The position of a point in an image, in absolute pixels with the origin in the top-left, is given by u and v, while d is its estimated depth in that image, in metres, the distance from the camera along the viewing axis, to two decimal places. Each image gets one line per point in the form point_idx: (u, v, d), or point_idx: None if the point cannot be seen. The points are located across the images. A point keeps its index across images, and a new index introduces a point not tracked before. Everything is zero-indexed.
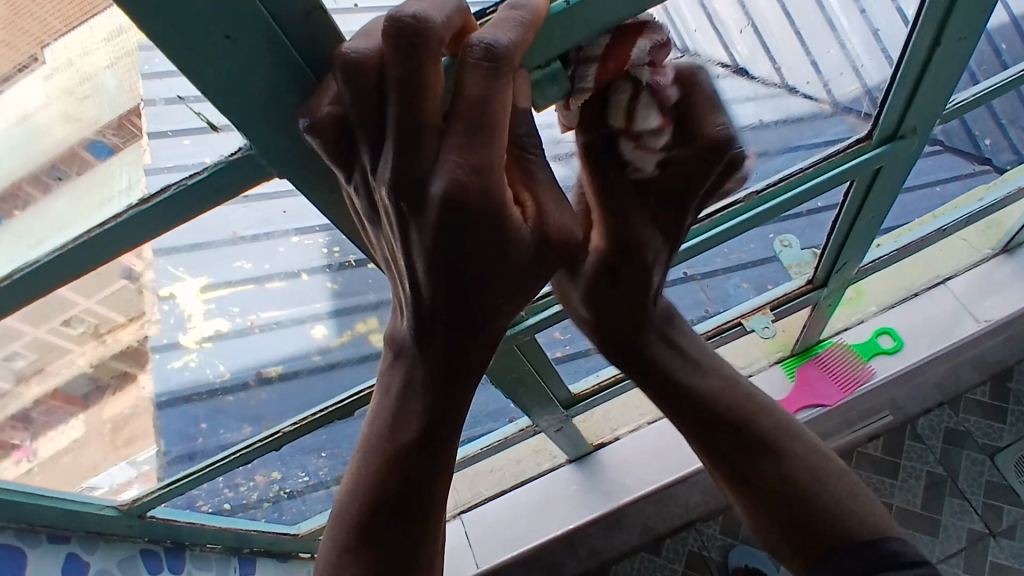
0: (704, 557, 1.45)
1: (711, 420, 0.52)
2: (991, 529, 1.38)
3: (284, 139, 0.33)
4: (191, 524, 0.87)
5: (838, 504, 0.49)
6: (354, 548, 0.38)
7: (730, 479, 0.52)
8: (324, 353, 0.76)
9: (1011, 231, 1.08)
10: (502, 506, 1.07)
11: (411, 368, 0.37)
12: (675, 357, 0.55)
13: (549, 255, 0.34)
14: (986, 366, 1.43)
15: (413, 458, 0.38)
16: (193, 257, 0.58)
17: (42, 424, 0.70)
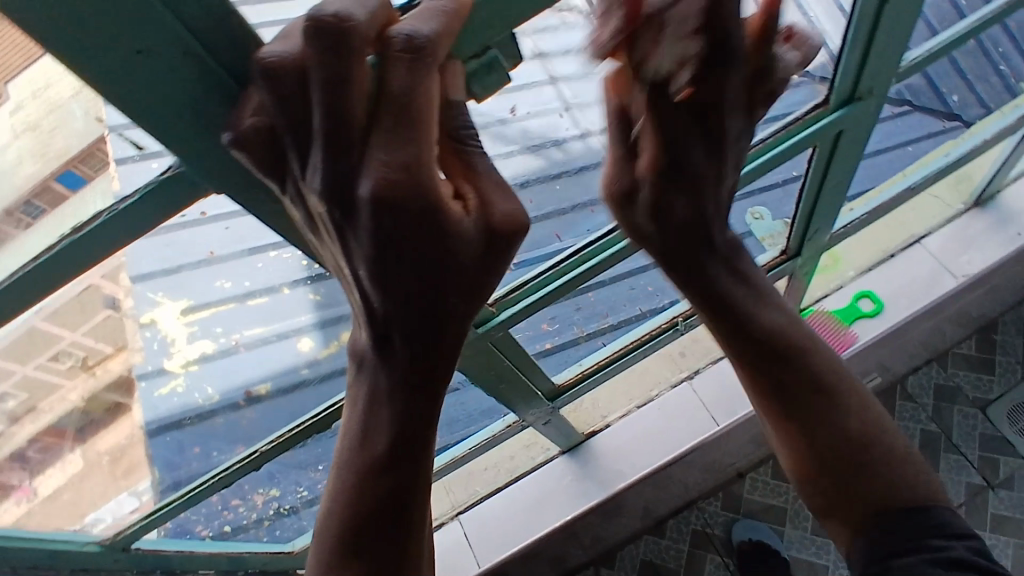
0: (707, 534, 1.46)
1: (766, 345, 0.47)
2: (989, 482, 1.40)
3: (215, 154, 0.32)
4: (180, 552, 0.86)
5: (894, 470, 0.45)
6: (337, 561, 0.37)
7: (784, 427, 0.48)
8: (311, 365, 0.75)
9: (981, 185, 1.09)
10: (500, 503, 1.06)
11: (373, 378, 0.36)
12: (738, 285, 0.49)
13: (501, 245, 0.32)
14: (970, 320, 1.44)
15: (385, 472, 0.37)
16: (170, 280, 0.59)
17: (38, 463, 0.69)
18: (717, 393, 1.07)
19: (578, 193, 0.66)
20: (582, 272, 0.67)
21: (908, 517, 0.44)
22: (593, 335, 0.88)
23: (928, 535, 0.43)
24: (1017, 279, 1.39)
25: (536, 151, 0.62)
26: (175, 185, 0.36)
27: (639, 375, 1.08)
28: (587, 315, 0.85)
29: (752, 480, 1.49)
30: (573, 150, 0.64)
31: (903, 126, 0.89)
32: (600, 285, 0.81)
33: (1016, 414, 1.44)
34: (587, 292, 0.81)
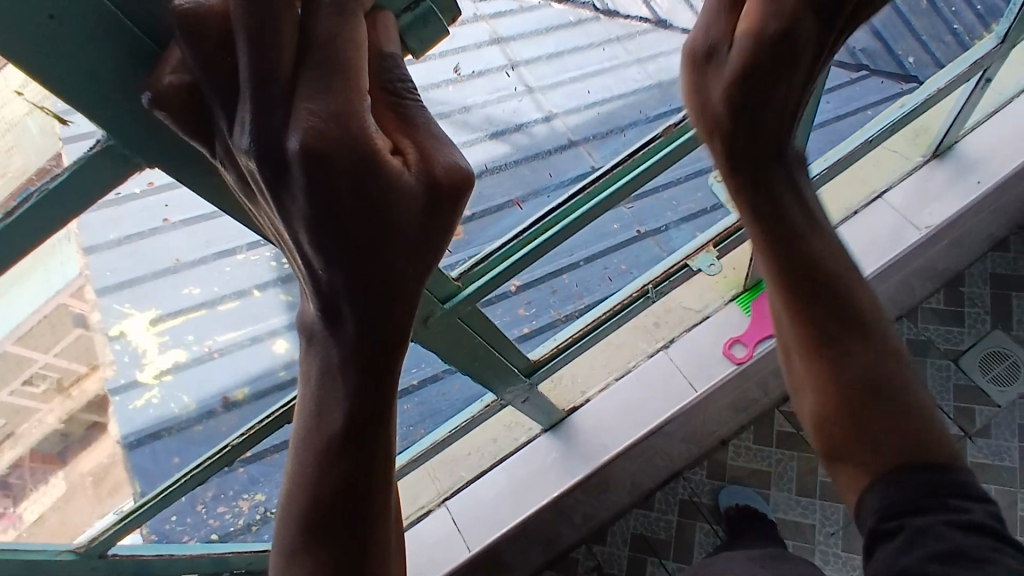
0: (695, 503, 1.47)
1: (816, 282, 0.47)
2: (967, 431, 1.43)
3: (144, 122, 0.33)
4: (159, 556, 0.81)
5: (918, 417, 0.47)
6: (305, 543, 0.39)
7: (819, 359, 0.48)
8: (288, 367, 0.76)
9: (938, 136, 1.11)
10: (486, 487, 1.06)
11: (324, 352, 0.37)
12: (796, 206, 0.49)
13: (445, 202, 0.32)
14: (936, 274, 1.47)
15: (341, 454, 0.38)
16: (138, 289, 0.63)
17: (22, 488, 0.68)
18: (695, 358, 1.08)
19: (538, 178, 0.73)
20: (549, 241, 0.67)
21: (932, 474, 0.46)
22: (570, 320, 0.91)
23: (943, 495, 0.46)
24: (979, 231, 1.42)
25: (500, 136, 0.70)
26: (100, 166, 0.36)
27: (614, 348, 1.10)
28: (563, 297, 0.89)
29: (735, 446, 1.51)
30: (538, 134, 0.73)
31: (861, 91, 0.94)
32: (572, 268, 0.87)
33: (987, 362, 1.48)
34: (562, 275, 0.87)
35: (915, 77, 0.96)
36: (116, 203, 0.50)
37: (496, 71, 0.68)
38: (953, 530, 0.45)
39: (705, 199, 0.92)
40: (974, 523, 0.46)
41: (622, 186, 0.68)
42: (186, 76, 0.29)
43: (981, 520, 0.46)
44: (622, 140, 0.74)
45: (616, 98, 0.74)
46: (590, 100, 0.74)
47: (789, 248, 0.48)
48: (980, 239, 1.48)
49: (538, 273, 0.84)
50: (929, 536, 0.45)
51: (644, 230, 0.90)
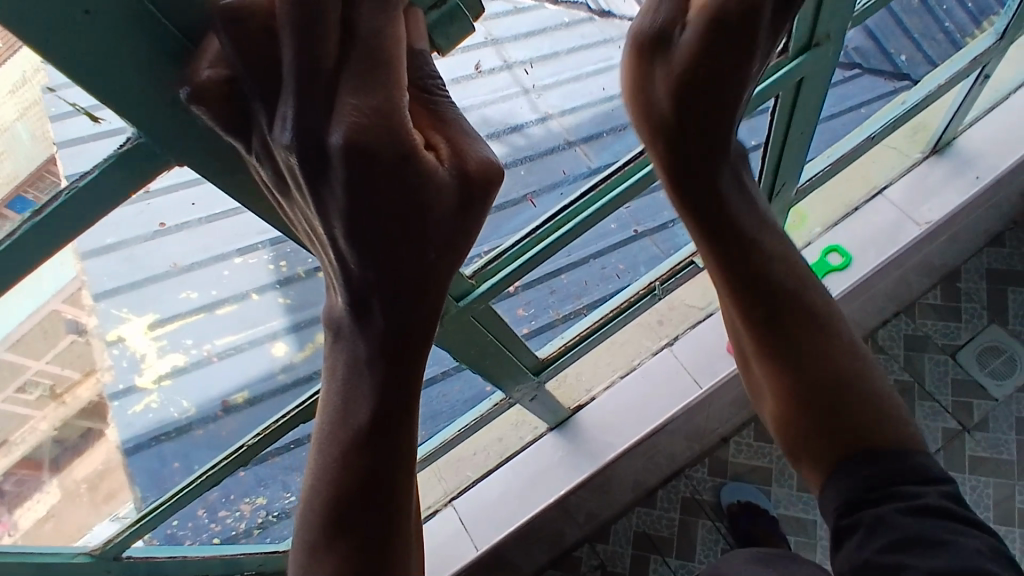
0: (697, 500, 1.48)
1: (764, 293, 0.54)
2: (966, 425, 1.44)
3: (175, 118, 0.34)
4: (173, 557, 0.82)
5: (868, 401, 0.52)
6: (326, 538, 0.40)
7: (768, 350, 0.54)
8: (288, 370, 0.76)
9: (937, 130, 1.11)
10: (491, 487, 1.06)
11: (353, 347, 0.39)
12: (744, 210, 0.56)
13: (472, 194, 0.36)
14: (934, 270, 1.48)
15: (367, 446, 0.39)
16: (134, 294, 0.62)
17: (16, 496, 0.67)
18: (700, 355, 1.08)
19: (540, 177, 0.73)
20: (561, 239, 0.68)
21: (886, 459, 0.51)
22: (570, 319, 0.91)
23: (894, 481, 0.50)
24: (975, 226, 1.43)
25: (498, 138, 0.68)
26: (131, 163, 0.36)
27: (617, 346, 1.10)
28: (562, 297, 0.88)
29: (737, 443, 1.51)
30: (534, 135, 0.72)
31: (854, 89, 0.93)
32: (572, 268, 0.86)
33: (984, 356, 1.49)
34: (561, 275, 0.86)
35: (909, 74, 0.96)
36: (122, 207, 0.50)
37: (494, 73, 0.66)
38: (907, 517, 0.50)
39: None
40: (929, 508, 0.49)
41: (633, 183, 0.69)
42: (225, 71, 0.31)
43: (935, 503, 0.50)
44: (622, 140, 0.75)
45: (616, 96, 0.74)
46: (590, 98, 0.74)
47: (737, 272, 0.54)
48: (976, 235, 1.49)
49: (538, 273, 0.83)
50: (883, 522, 0.50)
51: (642, 229, 0.90)
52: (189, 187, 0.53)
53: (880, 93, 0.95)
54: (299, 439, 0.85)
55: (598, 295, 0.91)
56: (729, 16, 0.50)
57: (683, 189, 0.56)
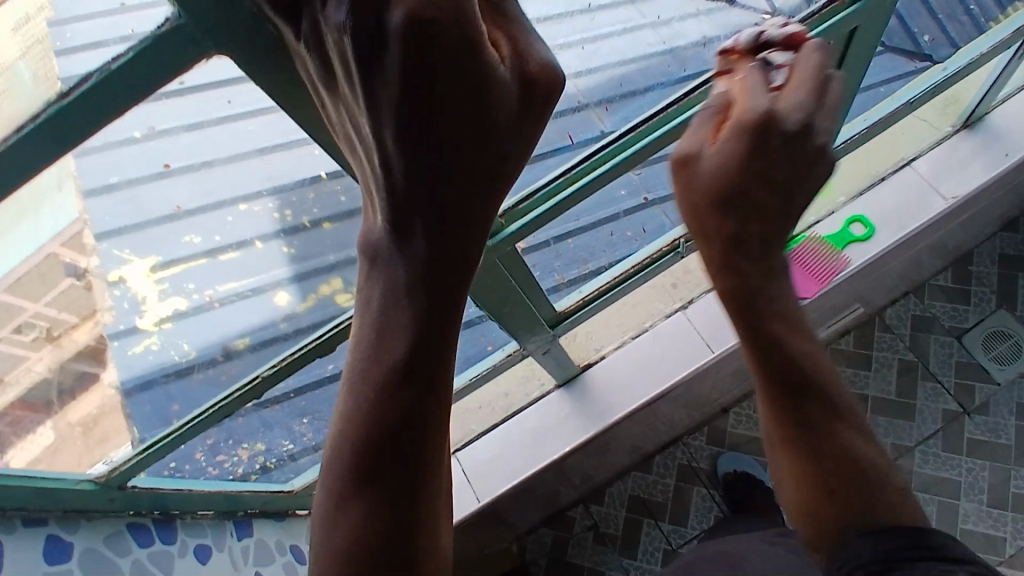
0: (694, 468, 1.48)
1: (794, 387, 0.47)
2: (965, 408, 1.45)
3: (230, 6, 0.34)
4: (178, 491, 0.79)
5: (882, 499, 0.46)
6: (355, 480, 0.39)
7: (792, 434, 0.47)
8: (290, 319, 0.75)
9: (969, 106, 1.09)
10: (493, 441, 1.06)
11: (390, 269, 0.41)
12: (779, 309, 0.48)
13: (522, 95, 0.39)
14: (946, 252, 1.45)
15: (402, 383, 0.40)
16: (138, 237, 0.62)
17: (10, 435, 0.66)
18: (712, 320, 1.07)
19: (551, 137, 0.70)
20: (594, 180, 0.68)
21: (894, 535, 0.45)
22: (574, 283, 0.89)
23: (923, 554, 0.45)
24: (992, 210, 1.40)
25: None
26: (164, 49, 0.36)
27: (629, 308, 1.08)
28: (567, 261, 0.86)
29: (736, 415, 1.51)
30: None
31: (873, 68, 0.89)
32: (580, 232, 0.84)
33: (990, 340, 1.48)
34: (568, 239, 0.84)
35: (931, 56, 0.91)
36: (112, 146, 0.51)
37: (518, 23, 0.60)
38: None
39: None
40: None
41: (672, 128, 0.67)
42: None
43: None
44: (643, 100, 0.72)
45: (633, 61, 0.70)
46: (606, 64, 0.69)
47: (771, 360, 0.47)
48: (993, 217, 1.46)
49: (543, 237, 0.80)
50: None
51: (652, 198, 0.85)
52: (189, 131, 0.56)
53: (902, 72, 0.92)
54: (299, 388, 0.84)
55: (605, 261, 0.89)
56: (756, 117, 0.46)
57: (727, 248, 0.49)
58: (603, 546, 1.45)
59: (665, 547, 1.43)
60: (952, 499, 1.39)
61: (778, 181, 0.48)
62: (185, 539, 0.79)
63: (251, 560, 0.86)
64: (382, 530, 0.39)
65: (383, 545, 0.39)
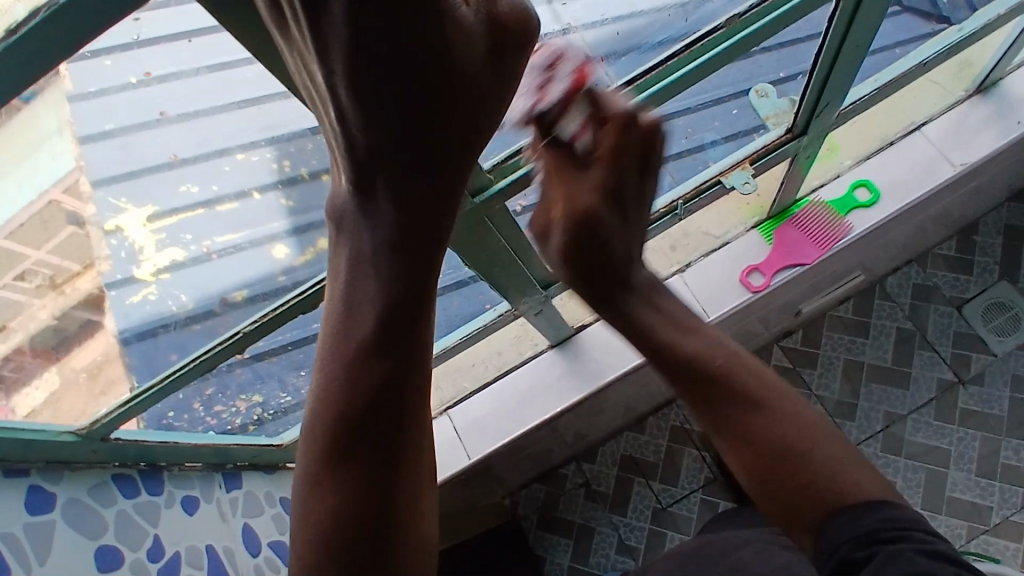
0: (686, 430, 1.49)
1: (705, 386, 0.58)
2: (961, 377, 1.45)
3: None
4: (164, 444, 0.78)
5: (826, 468, 0.54)
6: (338, 437, 0.46)
7: (723, 433, 0.57)
8: (289, 273, 0.73)
9: (983, 71, 1.05)
10: (486, 399, 1.07)
11: (356, 240, 0.49)
12: (665, 325, 0.61)
13: (489, 43, 0.45)
14: (952, 222, 1.42)
15: (376, 355, 0.47)
16: (133, 184, 0.62)
17: (13, 381, 0.65)
18: (707, 286, 1.06)
19: None
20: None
21: (855, 517, 0.51)
22: None
23: (901, 531, 0.50)
24: (1001, 179, 1.37)
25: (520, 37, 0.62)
26: None
27: None
28: None
29: None
30: None
31: (891, 28, 0.85)
32: None
33: (990, 312, 1.47)
34: None
35: (948, 18, 0.89)
36: (108, 91, 0.54)
37: None
38: (921, 558, 0.48)
39: (720, 128, 0.84)
40: (943, 553, 0.49)
41: (671, 84, 0.66)
42: None
43: (946, 549, 0.50)
44: (641, 53, 0.67)
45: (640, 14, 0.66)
46: (608, 16, 0.65)
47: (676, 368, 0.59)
48: (1002, 187, 1.42)
49: None
50: (900, 559, 0.48)
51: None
52: (184, 78, 0.57)
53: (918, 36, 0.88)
54: (292, 341, 0.83)
55: None
56: (584, 203, 0.65)
57: (596, 283, 0.64)
58: (593, 502, 1.47)
59: (654, 506, 1.45)
60: (942, 467, 1.40)
61: (615, 229, 0.66)
62: (171, 491, 0.78)
63: (239, 511, 0.87)
64: (370, 482, 0.46)
65: (370, 501, 0.46)
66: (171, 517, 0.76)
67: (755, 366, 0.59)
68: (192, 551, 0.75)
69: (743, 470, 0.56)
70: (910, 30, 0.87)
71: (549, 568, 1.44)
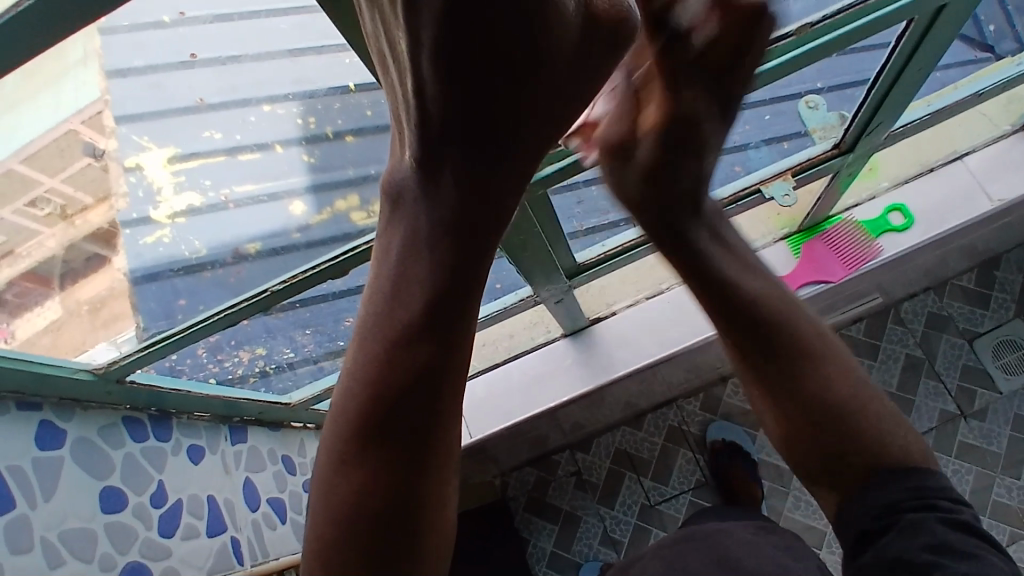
0: (683, 431, 1.49)
1: (761, 335, 0.51)
2: (963, 411, 1.44)
3: None
4: (177, 392, 0.78)
5: (871, 430, 0.50)
6: (369, 429, 0.43)
7: (762, 381, 0.52)
8: (303, 232, 0.71)
9: None
10: (492, 378, 1.08)
11: (415, 218, 0.45)
12: (724, 253, 0.55)
13: (593, 31, 0.43)
14: (976, 254, 1.40)
15: (417, 340, 0.43)
16: (157, 124, 0.62)
17: (16, 306, 0.64)
18: None
19: None
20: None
21: (892, 486, 0.49)
22: (592, 231, 0.86)
23: (931, 496, 0.49)
24: None
25: None
26: None
27: (650, 267, 1.05)
28: (588, 209, 0.82)
29: (733, 385, 1.50)
30: None
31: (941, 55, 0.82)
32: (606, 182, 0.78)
33: (1001, 349, 1.46)
34: (591, 186, 0.78)
35: (993, 47, 0.85)
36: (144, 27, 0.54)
37: None
38: (943, 526, 0.48)
39: (753, 132, 0.82)
40: (964, 522, 0.49)
41: None
42: None
43: (969, 519, 0.49)
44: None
45: None
46: None
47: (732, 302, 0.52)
48: None
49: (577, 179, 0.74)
50: (920, 530, 0.47)
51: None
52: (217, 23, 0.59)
53: (959, 60, 0.84)
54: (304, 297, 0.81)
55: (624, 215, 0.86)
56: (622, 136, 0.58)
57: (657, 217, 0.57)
58: (583, 491, 1.48)
59: (643, 502, 1.45)
60: None
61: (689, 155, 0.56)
62: (179, 438, 0.78)
63: (242, 465, 0.87)
64: (394, 480, 0.42)
65: (388, 491, 0.42)
66: (176, 464, 0.76)
67: (801, 312, 0.54)
68: (194, 500, 0.76)
69: (777, 418, 0.52)
70: (955, 55, 0.83)
71: (531, 550, 1.45)
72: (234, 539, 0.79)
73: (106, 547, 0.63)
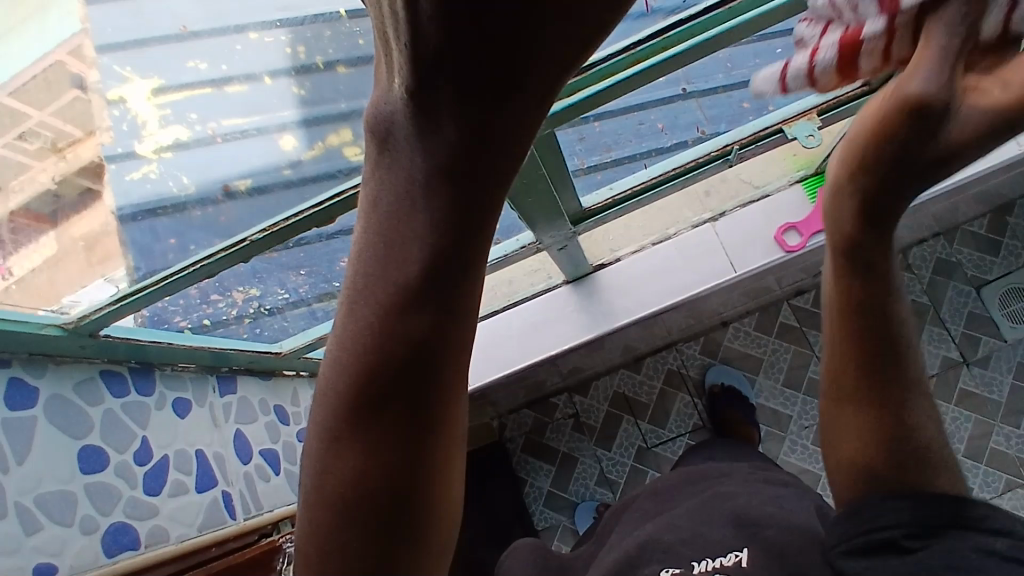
0: (682, 374, 1.48)
1: (878, 346, 0.43)
2: (966, 359, 1.43)
3: None
4: (157, 344, 0.73)
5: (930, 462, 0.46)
6: (359, 412, 0.33)
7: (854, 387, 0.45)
8: (295, 168, 0.67)
9: None
10: (491, 325, 1.05)
11: (406, 163, 0.33)
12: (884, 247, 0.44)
13: None
14: (989, 200, 1.35)
15: (417, 308, 0.33)
16: (137, 53, 0.68)
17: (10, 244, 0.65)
18: (739, 236, 1.02)
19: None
20: (664, 60, 0.57)
21: (931, 517, 0.45)
22: (593, 169, 0.81)
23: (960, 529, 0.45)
24: None
25: None
26: None
27: (656, 212, 1.01)
28: (591, 147, 0.78)
29: (734, 329, 1.48)
30: None
31: None
32: (610, 116, 0.73)
33: (1008, 297, 1.43)
34: (594, 122, 0.74)
35: None
36: None
37: None
38: (975, 554, 0.44)
39: None
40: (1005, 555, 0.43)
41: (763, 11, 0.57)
42: None
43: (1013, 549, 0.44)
44: None
45: None
46: None
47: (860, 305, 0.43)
48: None
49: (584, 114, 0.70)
50: (948, 560, 0.44)
51: (692, 89, 0.74)
52: None
53: None
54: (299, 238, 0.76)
55: (627, 151, 0.81)
56: None
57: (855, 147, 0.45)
58: (579, 433, 1.48)
59: (639, 444, 1.45)
60: None
61: None
62: (163, 391, 0.75)
63: (232, 417, 0.85)
64: (387, 477, 0.33)
65: (384, 494, 0.33)
66: (161, 419, 0.73)
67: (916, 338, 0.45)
68: (182, 454, 0.74)
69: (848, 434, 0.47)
70: None
71: (528, 490, 1.46)
72: (225, 493, 0.79)
73: (86, 509, 0.61)
